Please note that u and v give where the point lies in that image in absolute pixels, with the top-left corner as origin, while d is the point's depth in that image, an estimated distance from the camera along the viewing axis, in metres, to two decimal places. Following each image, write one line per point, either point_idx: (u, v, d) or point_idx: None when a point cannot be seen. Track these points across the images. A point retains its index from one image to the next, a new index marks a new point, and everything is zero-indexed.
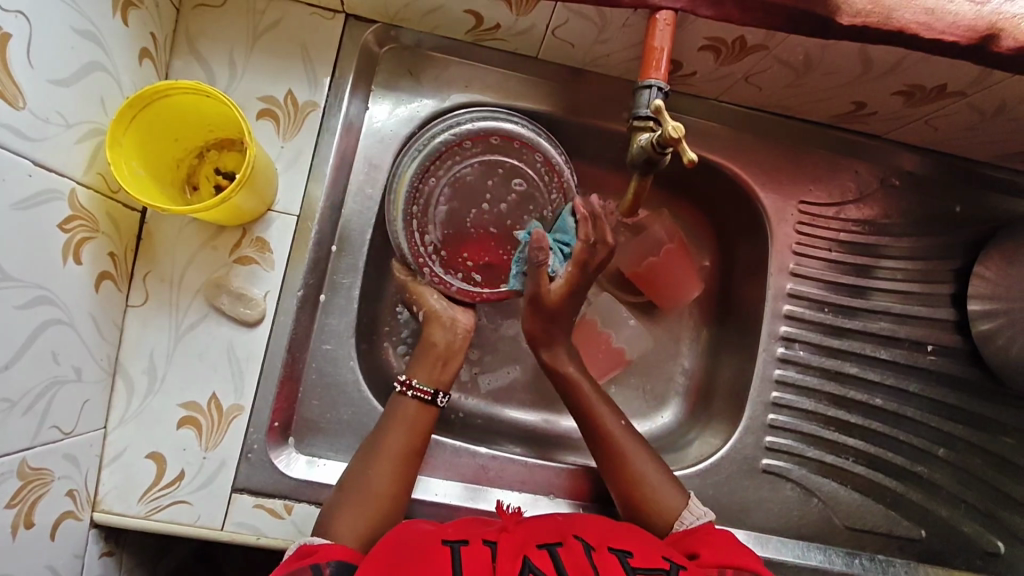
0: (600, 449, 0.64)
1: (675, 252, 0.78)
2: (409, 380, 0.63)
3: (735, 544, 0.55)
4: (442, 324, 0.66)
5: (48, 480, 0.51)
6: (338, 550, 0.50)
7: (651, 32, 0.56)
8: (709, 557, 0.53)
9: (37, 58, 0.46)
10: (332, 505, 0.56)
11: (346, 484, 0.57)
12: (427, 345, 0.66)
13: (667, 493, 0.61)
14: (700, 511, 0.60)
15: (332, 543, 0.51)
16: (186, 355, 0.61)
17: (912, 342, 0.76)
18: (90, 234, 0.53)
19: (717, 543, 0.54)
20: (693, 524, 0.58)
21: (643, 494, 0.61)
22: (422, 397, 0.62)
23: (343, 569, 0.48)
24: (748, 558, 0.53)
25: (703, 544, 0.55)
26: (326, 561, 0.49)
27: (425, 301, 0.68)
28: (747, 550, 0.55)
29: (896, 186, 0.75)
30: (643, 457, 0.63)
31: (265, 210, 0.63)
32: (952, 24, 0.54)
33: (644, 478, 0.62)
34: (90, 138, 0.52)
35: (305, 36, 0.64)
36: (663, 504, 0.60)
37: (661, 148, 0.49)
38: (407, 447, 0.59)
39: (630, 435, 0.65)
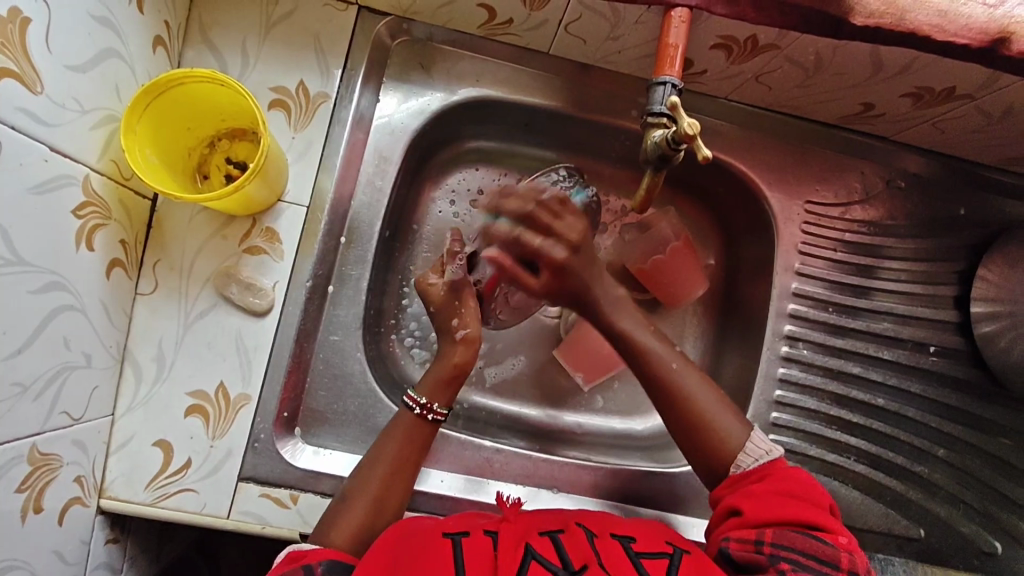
0: (658, 388, 0.61)
1: (681, 251, 0.77)
2: (430, 403, 0.61)
3: (782, 496, 0.53)
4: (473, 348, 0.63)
5: (57, 466, 0.52)
6: (328, 552, 0.50)
7: (666, 29, 0.56)
8: (753, 514, 0.53)
9: (55, 43, 0.46)
10: (336, 506, 0.56)
11: (349, 487, 0.57)
12: (454, 368, 0.62)
13: (730, 432, 0.59)
14: (764, 448, 0.58)
15: (321, 548, 0.51)
16: (195, 344, 0.61)
17: (914, 343, 0.77)
18: (102, 222, 0.53)
19: (760, 497, 0.54)
20: (750, 466, 0.57)
21: (710, 436, 0.59)
22: (439, 419, 0.61)
23: (335, 566, 0.49)
24: (791, 510, 0.52)
25: (748, 498, 0.54)
26: (318, 562, 0.49)
27: (465, 314, 0.64)
28: (799, 499, 0.53)
29: (901, 188, 0.76)
30: (709, 397, 0.61)
31: (275, 201, 0.63)
32: (964, 27, 0.54)
33: (707, 417, 0.60)
34: (104, 124, 0.52)
35: (318, 27, 0.65)
36: (728, 446, 0.59)
37: (676, 144, 0.49)
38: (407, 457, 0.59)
39: (690, 374, 0.61)
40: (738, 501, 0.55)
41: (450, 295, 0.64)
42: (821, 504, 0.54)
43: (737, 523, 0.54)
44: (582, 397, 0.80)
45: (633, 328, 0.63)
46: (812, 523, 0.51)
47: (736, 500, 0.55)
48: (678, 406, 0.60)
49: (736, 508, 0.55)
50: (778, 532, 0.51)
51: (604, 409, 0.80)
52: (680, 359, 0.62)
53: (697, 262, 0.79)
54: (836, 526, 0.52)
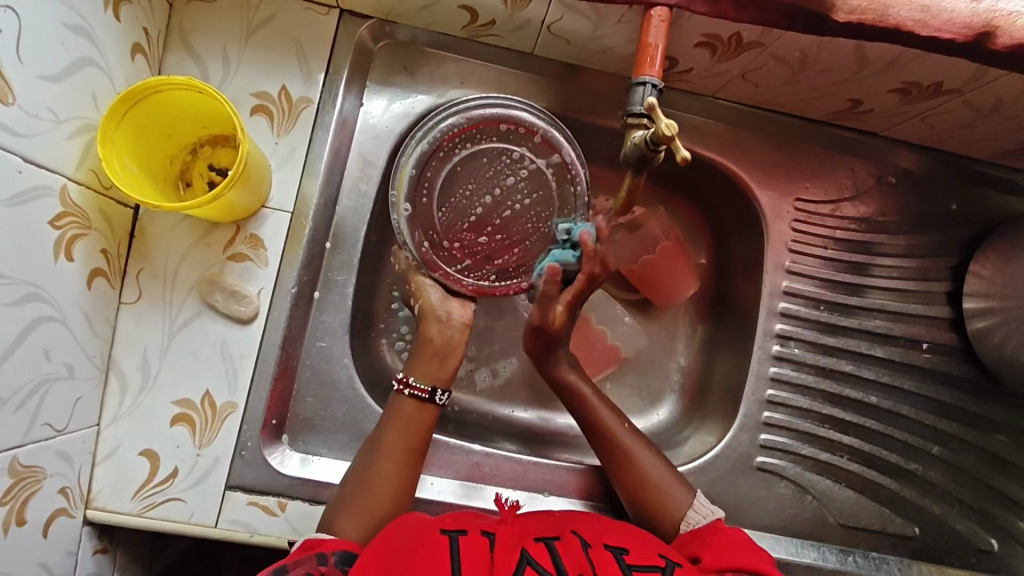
0: (603, 450, 0.65)
1: (670, 250, 0.77)
2: (405, 378, 0.61)
3: (740, 548, 0.54)
4: (437, 319, 0.64)
5: (41, 478, 0.51)
6: (344, 542, 0.50)
7: (645, 28, 0.56)
8: (711, 561, 0.53)
9: (26, 53, 0.45)
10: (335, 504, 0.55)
11: (349, 480, 0.57)
12: (425, 342, 0.63)
13: (673, 494, 0.61)
14: (710, 508, 0.60)
15: (337, 539, 0.51)
16: (180, 352, 0.61)
17: (907, 340, 0.76)
18: (82, 232, 0.53)
19: (719, 546, 0.54)
20: (698, 523, 0.58)
21: (654, 494, 0.61)
22: (419, 395, 0.60)
23: (349, 558, 0.49)
24: (751, 559, 0.53)
25: (706, 548, 0.55)
26: (331, 551, 0.49)
27: (423, 296, 0.65)
28: (756, 551, 0.54)
29: (892, 184, 0.75)
30: (652, 458, 0.63)
31: (258, 207, 0.62)
32: (947, 21, 0.53)
33: (648, 474, 0.62)
34: (81, 134, 0.51)
35: (300, 31, 0.64)
36: (673, 505, 0.60)
37: (654, 146, 0.49)
38: (407, 446, 0.58)
39: (635, 438, 0.64)
40: (697, 550, 0.55)
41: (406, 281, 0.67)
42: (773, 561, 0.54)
43: (697, 569, 0.53)
44: None
45: (592, 396, 0.66)
46: None
47: (695, 550, 0.55)
48: (623, 463, 0.63)
49: (695, 557, 0.54)
50: None
51: None
52: (628, 423, 0.66)
53: (687, 262, 0.79)
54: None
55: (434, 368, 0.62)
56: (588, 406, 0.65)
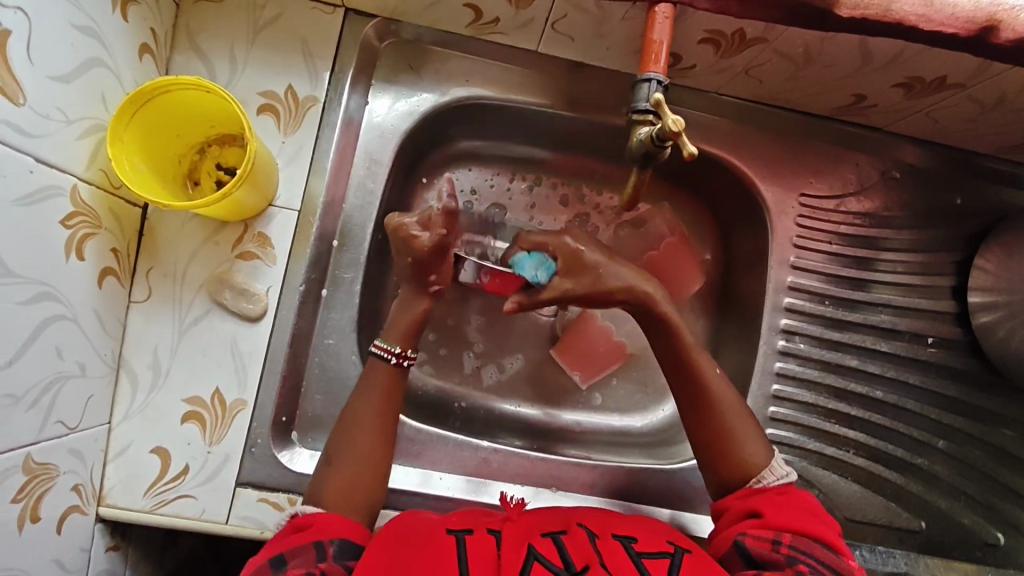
0: (686, 391, 0.61)
1: (676, 245, 0.78)
2: (404, 351, 0.61)
3: (807, 513, 0.53)
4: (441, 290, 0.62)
5: (54, 475, 0.52)
6: (339, 526, 0.50)
7: (650, 25, 0.56)
8: (774, 518, 0.53)
9: (37, 55, 0.46)
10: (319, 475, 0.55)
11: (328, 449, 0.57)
12: (421, 315, 0.62)
13: (753, 451, 0.58)
14: (784, 470, 0.58)
15: (328, 515, 0.51)
16: (190, 350, 0.61)
17: (912, 335, 0.77)
18: (93, 231, 0.53)
19: (782, 506, 0.54)
20: (771, 482, 0.57)
21: (733, 449, 0.58)
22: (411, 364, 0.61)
23: (346, 546, 0.49)
24: (814, 525, 0.52)
25: (770, 504, 0.54)
26: (329, 539, 0.49)
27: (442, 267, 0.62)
28: (820, 519, 0.53)
29: (897, 178, 0.75)
30: (738, 411, 0.60)
31: (266, 206, 0.63)
32: (951, 16, 0.53)
33: (732, 424, 0.59)
34: (91, 134, 0.52)
35: (306, 30, 0.65)
36: (749, 462, 0.58)
37: (660, 142, 0.49)
38: (381, 409, 0.58)
39: (725, 386, 0.61)
40: (758, 504, 0.55)
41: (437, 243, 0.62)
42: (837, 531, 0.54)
43: (756, 524, 0.53)
44: (580, 395, 0.80)
45: (689, 341, 0.62)
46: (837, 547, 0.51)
47: (757, 503, 0.55)
48: (705, 411, 0.60)
49: (756, 510, 0.54)
50: (797, 538, 0.51)
51: (601, 406, 0.80)
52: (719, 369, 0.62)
53: (691, 256, 0.79)
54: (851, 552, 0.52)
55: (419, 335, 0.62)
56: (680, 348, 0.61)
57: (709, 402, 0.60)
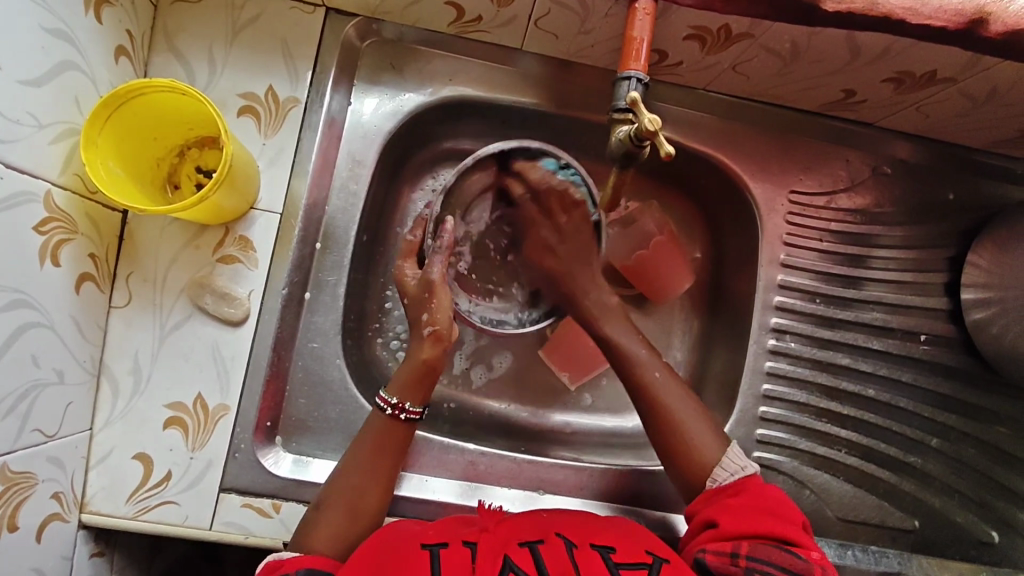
0: (639, 400, 0.63)
1: (665, 244, 0.76)
2: (402, 403, 0.58)
3: (761, 513, 0.53)
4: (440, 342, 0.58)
5: (33, 483, 0.51)
6: (308, 559, 0.50)
7: (631, 22, 0.54)
8: (727, 526, 0.53)
9: (4, 58, 0.45)
10: (307, 521, 0.55)
11: (323, 498, 0.56)
12: (423, 365, 0.58)
13: (705, 445, 0.59)
14: (739, 463, 0.58)
15: (303, 555, 0.51)
16: (171, 356, 0.61)
17: (905, 332, 0.76)
18: (68, 237, 0.52)
19: (736, 510, 0.54)
20: (725, 481, 0.57)
21: (686, 443, 0.59)
22: (413, 418, 0.58)
23: (316, 574, 0.48)
24: (771, 526, 0.52)
25: (724, 511, 0.55)
26: (297, 569, 0.48)
27: (436, 310, 0.59)
28: (776, 514, 0.54)
29: (888, 174, 0.74)
30: (687, 406, 0.61)
31: (247, 209, 0.62)
32: (938, 9, 0.52)
33: (680, 425, 0.60)
34: (65, 138, 0.51)
35: (286, 30, 0.64)
36: (702, 457, 0.59)
37: (639, 142, 0.49)
38: (377, 462, 0.57)
39: (672, 386, 0.62)
40: (714, 514, 0.55)
41: (421, 288, 0.59)
42: (798, 521, 0.54)
43: (712, 537, 0.54)
44: (570, 396, 0.79)
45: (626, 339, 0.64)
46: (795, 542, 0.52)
47: (713, 513, 0.55)
48: (655, 408, 0.61)
49: (713, 520, 0.55)
50: (754, 543, 0.51)
51: (591, 407, 0.79)
52: (664, 367, 0.63)
53: (682, 255, 0.78)
54: (811, 541, 0.53)
55: (427, 386, 0.59)
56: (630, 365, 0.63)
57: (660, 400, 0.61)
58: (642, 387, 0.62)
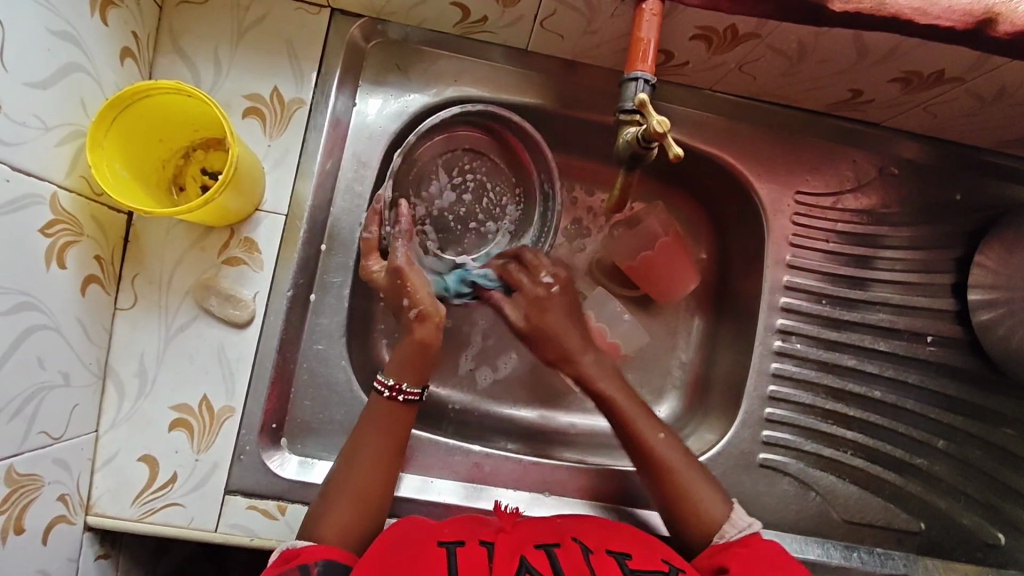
0: (641, 463, 0.62)
1: (670, 245, 0.76)
2: (398, 384, 0.58)
3: (772, 560, 0.52)
4: (433, 322, 0.59)
5: (39, 485, 0.51)
6: (324, 550, 0.50)
7: (637, 22, 0.54)
8: (736, 569, 0.51)
9: (10, 60, 0.45)
10: (315, 512, 0.54)
11: (329, 488, 0.55)
12: (418, 344, 0.59)
13: (710, 505, 0.59)
14: (747, 520, 0.58)
15: (317, 546, 0.51)
16: (176, 357, 0.61)
17: (911, 334, 0.76)
18: (74, 238, 0.52)
19: (748, 557, 0.52)
20: (733, 537, 0.56)
21: (690, 507, 0.59)
22: (412, 400, 0.59)
23: (332, 567, 0.48)
24: (783, 572, 0.50)
25: (735, 559, 0.53)
26: (313, 562, 0.48)
27: (415, 293, 0.59)
28: (789, 561, 0.52)
29: (894, 175, 0.74)
30: (688, 465, 0.61)
31: (252, 210, 0.62)
32: (946, 9, 0.52)
33: (685, 486, 0.60)
34: (70, 140, 0.51)
35: (291, 31, 0.64)
36: (708, 517, 0.58)
37: (647, 143, 0.48)
38: (381, 449, 0.57)
39: (673, 447, 0.62)
40: (725, 560, 0.53)
41: (392, 276, 0.60)
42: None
43: None
44: (575, 397, 0.79)
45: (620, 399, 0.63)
46: None
47: (723, 559, 0.53)
48: (658, 474, 0.61)
49: (723, 566, 0.53)
50: None
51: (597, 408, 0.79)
52: (665, 430, 0.63)
53: (686, 256, 0.77)
54: None
55: (423, 367, 0.59)
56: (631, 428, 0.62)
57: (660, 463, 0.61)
58: (643, 453, 0.61)
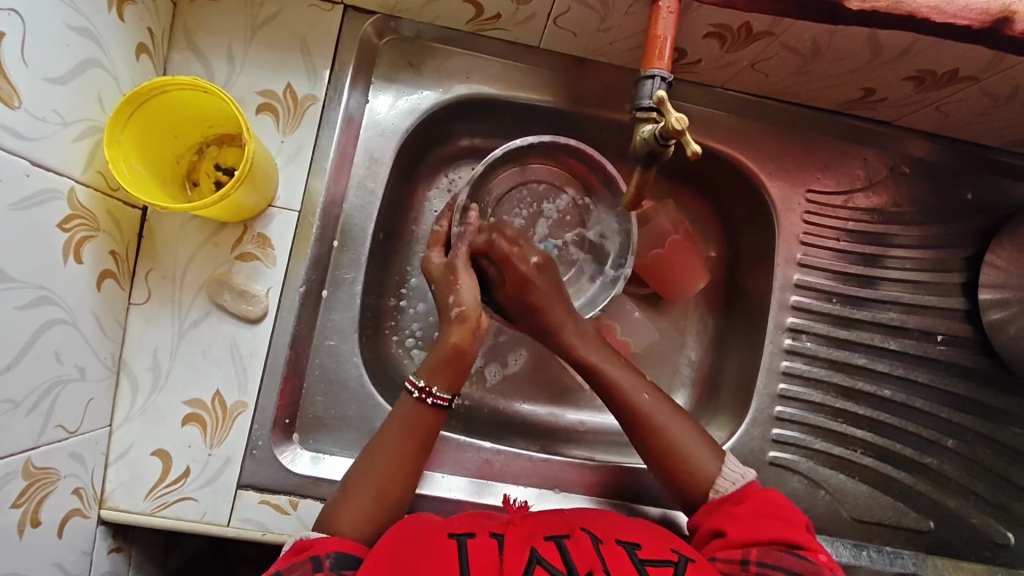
0: (629, 424, 0.62)
1: (680, 244, 0.76)
2: (428, 386, 0.58)
3: (767, 518, 0.53)
4: (471, 327, 0.59)
5: (55, 479, 0.52)
6: (334, 542, 0.50)
7: (653, 20, 0.54)
8: (736, 535, 0.53)
9: (31, 55, 0.45)
10: (333, 504, 0.55)
11: (350, 483, 0.56)
12: (454, 349, 0.58)
13: (701, 461, 0.59)
14: (738, 471, 0.58)
15: (329, 537, 0.51)
16: (190, 352, 0.61)
17: (921, 333, 0.76)
18: (91, 233, 0.53)
19: (743, 518, 0.54)
20: (727, 491, 0.57)
21: (683, 465, 0.59)
22: (439, 404, 0.58)
23: (343, 561, 0.49)
24: (778, 531, 0.52)
25: (729, 520, 0.54)
26: (325, 553, 0.49)
27: (462, 292, 0.60)
28: (780, 519, 0.53)
29: (906, 174, 0.74)
30: (680, 423, 0.61)
31: (265, 206, 0.62)
32: (963, 8, 0.52)
33: (677, 446, 0.59)
34: (87, 136, 0.51)
35: (305, 28, 0.64)
36: (700, 474, 0.58)
37: (664, 140, 0.48)
38: (406, 450, 0.57)
39: (661, 406, 0.61)
40: (722, 522, 0.55)
41: (447, 270, 0.61)
42: (803, 524, 0.54)
43: (721, 545, 0.53)
44: (584, 394, 0.79)
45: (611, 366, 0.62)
46: (803, 546, 0.51)
47: (719, 521, 0.55)
48: (648, 433, 0.60)
49: (719, 529, 0.54)
50: (763, 550, 0.51)
51: (606, 406, 0.79)
52: (650, 389, 0.62)
53: (695, 254, 0.78)
54: (818, 544, 0.52)
55: (457, 372, 0.59)
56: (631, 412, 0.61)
57: (649, 425, 0.60)
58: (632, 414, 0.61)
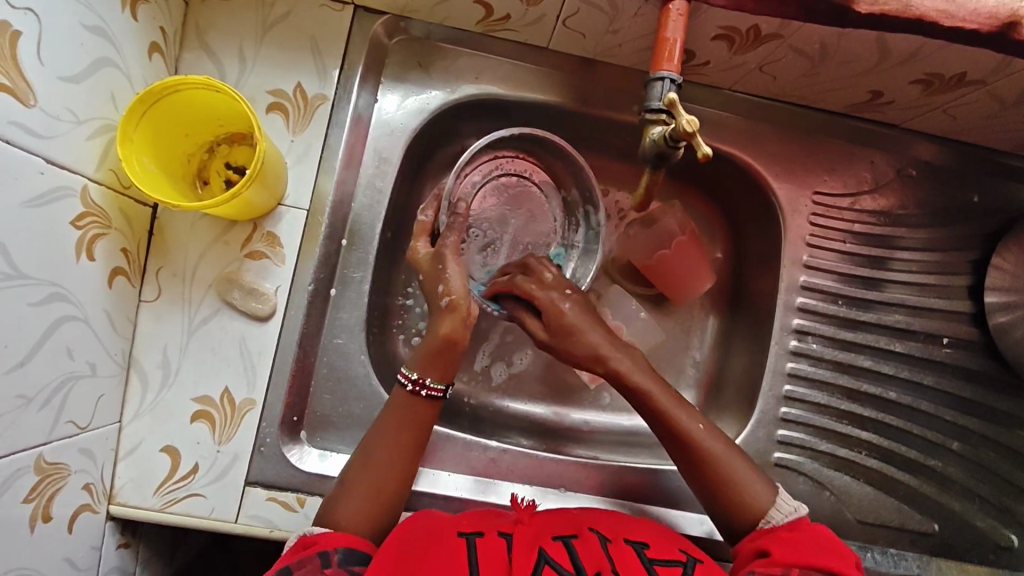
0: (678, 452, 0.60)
1: (687, 245, 0.76)
2: (421, 378, 0.58)
3: (816, 546, 0.53)
4: (460, 316, 0.57)
5: (65, 474, 0.52)
6: (343, 536, 0.50)
7: (663, 22, 0.55)
8: (782, 554, 0.52)
9: (47, 54, 0.45)
10: (333, 498, 0.55)
11: (348, 478, 0.56)
12: (444, 340, 0.57)
13: (756, 493, 0.58)
14: (792, 505, 0.58)
15: (336, 532, 0.51)
16: (199, 349, 0.61)
17: (927, 335, 0.76)
18: (103, 231, 0.53)
19: (792, 542, 0.53)
20: (781, 520, 0.56)
21: (736, 497, 0.58)
22: (435, 395, 0.58)
23: (350, 557, 0.49)
24: (826, 559, 0.51)
25: (777, 543, 0.54)
26: (333, 548, 0.49)
27: (451, 280, 0.57)
28: (832, 551, 0.53)
29: (912, 176, 0.74)
30: (732, 453, 0.60)
31: (275, 205, 0.63)
32: (973, 11, 0.52)
33: (731, 478, 0.59)
34: (101, 134, 0.52)
35: (315, 28, 0.64)
36: (753, 505, 0.58)
37: (674, 142, 0.49)
38: (407, 452, 0.57)
39: (713, 436, 0.60)
40: (769, 544, 0.54)
41: (434, 260, 0.59)
42: (855, 563, 0.53)
43: (764, 562, 0.52)
44: (589, 394, 0.79)
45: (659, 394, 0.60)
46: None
47: (765, 543, 0.55)
48: (700, 465, 0.59)
49: (765, 549, 0.54)
50: (807, 574, 0.50)
51: (611, 406, 0.79)
52: (702, 418, 0.61)
53: (702, 254, 0.78)
54: None
55: (449, 365, 0.58)
56: (662, 410, 0.59)
57: (700, 455, 0.59)
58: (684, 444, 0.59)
